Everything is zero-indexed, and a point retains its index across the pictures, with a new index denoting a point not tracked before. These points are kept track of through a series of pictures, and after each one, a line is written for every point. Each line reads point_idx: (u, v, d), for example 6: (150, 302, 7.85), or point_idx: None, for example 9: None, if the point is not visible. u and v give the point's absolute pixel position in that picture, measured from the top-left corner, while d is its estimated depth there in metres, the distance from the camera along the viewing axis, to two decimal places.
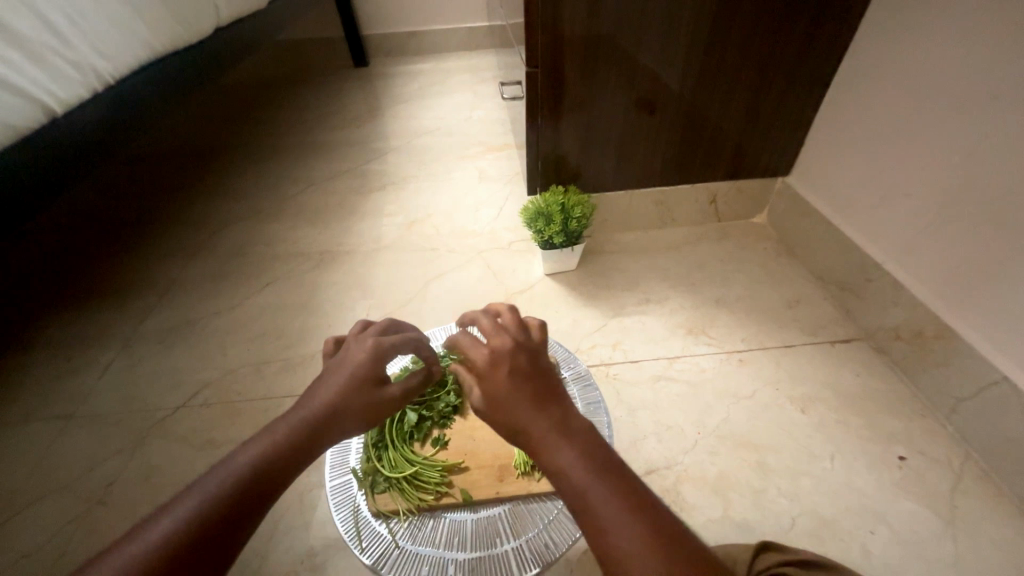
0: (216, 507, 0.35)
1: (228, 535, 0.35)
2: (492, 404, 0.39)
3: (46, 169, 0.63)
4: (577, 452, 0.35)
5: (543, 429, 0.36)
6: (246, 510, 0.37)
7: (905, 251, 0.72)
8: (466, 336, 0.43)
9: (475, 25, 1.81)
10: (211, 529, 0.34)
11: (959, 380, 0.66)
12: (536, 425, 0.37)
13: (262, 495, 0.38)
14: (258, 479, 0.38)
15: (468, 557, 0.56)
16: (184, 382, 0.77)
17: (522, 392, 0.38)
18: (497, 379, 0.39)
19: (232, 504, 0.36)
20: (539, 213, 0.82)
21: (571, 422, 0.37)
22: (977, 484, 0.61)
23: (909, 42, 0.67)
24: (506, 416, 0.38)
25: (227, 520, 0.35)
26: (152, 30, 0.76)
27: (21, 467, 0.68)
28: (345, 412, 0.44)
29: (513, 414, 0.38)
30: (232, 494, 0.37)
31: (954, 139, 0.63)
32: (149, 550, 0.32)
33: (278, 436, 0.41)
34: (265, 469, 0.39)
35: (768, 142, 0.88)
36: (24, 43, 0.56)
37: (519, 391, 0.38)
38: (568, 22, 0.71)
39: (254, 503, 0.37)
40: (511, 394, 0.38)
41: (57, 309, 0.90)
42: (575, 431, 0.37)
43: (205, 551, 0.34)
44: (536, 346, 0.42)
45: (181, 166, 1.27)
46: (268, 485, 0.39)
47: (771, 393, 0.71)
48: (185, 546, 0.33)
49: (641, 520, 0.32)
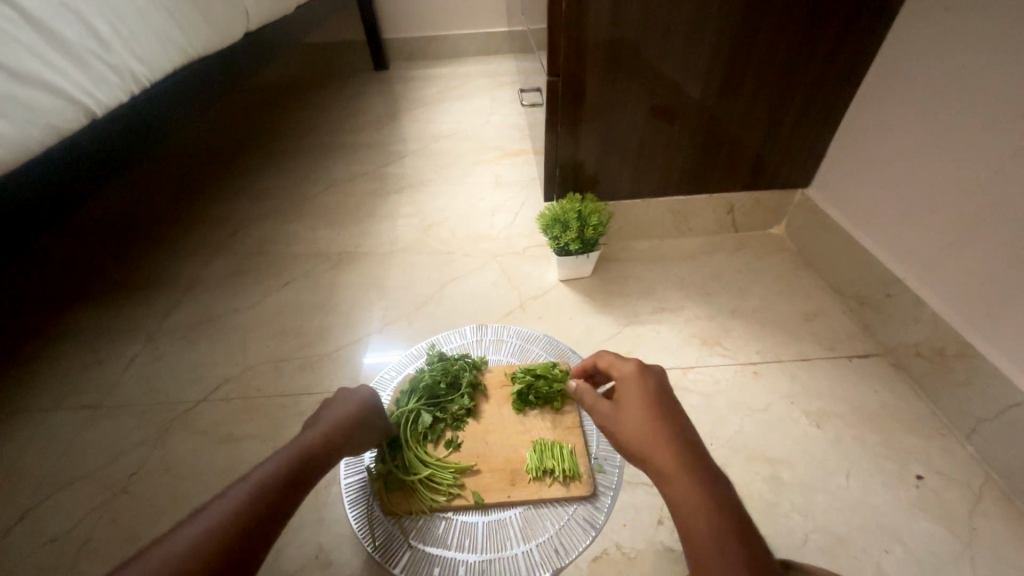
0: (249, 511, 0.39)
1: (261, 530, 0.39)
2: (624, 421, 0.48)
3: (81, 168, 0.65)
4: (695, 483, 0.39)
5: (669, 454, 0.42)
6: (274, 511, 0.41)
7: (928, 265, 0.71)
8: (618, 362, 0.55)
9: (494, 30, 1.82)
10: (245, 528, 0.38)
11: (981, 401, 0.65)
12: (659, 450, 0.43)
13: (287, 498, 0.42)
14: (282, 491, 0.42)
15: (477, 560, 0.57)
16: (206, 376, 0.79)
17: (658, 417, 0.46)
18: (632, 401, 0.48)
19: (263, 509, 0.40)
20: (555, 219, 0.82)
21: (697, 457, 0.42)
22: (996, 506, 0.60)
23: (938, 56, 0.66)
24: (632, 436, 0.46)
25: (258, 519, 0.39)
26: (187, 36, 0.79)
27: (48, 454, 0.71)
28: (355, 430, 0.53)
29: (643, 432, 0.45)
30: (265, 497, 0.41)
31: (979, 157, 0.63)
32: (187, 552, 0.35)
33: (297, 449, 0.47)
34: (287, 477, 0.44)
35: (788, 153, 0.88)
36: (68, 49, 0.58)
37: (650, 414, 0.46)
38: (591, 29, 0.71)
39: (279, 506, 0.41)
40: (644, 416, 0.46)
41: (87, 302, 0.93)
42: (701, 465, 0.41)
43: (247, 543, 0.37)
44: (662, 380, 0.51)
45: (207, 166, 1.31)
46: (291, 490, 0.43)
47: (785, 406, 0.71)
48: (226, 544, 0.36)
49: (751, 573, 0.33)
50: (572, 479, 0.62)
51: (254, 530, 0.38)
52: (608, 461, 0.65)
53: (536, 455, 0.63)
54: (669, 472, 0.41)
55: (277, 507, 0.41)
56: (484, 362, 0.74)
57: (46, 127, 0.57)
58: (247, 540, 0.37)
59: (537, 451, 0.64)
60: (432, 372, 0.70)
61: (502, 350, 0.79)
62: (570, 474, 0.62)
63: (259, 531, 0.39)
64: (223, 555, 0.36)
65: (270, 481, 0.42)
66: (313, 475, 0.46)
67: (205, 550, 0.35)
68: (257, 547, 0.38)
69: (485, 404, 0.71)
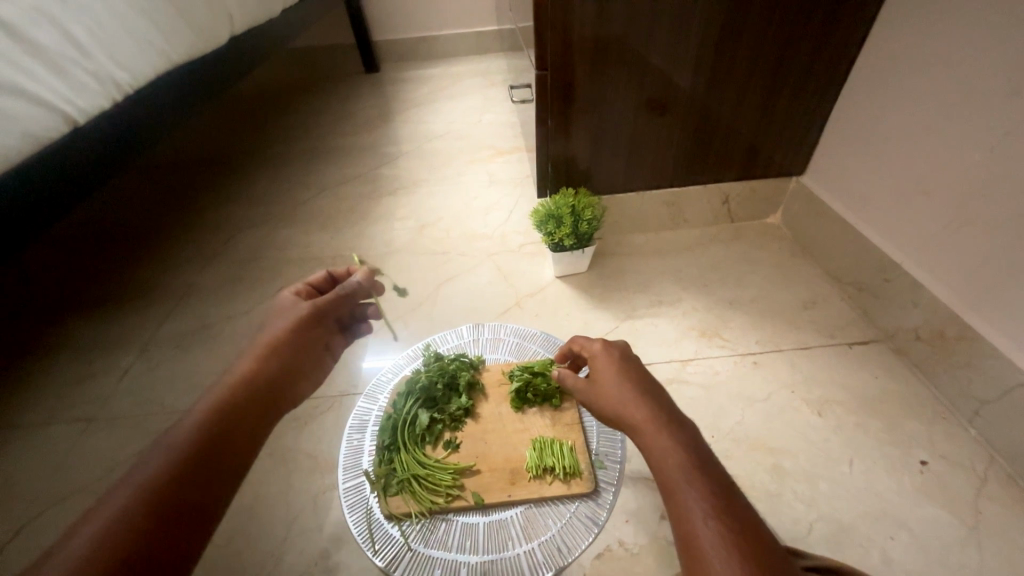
0: (189, 452, 0.38)
1: (204, 476, 0.38)
2: (600, 394, 0.49)
3: (65, 176, 0.64)
4: (669, 435, 0.42)
5: (644, 415, 0.44)
6: (217, 457, 0.40)
7: (926, 248, 0.70)
8: (586, 340, 0.57)
9: (483, 29, 1.82)
10: (185, 478, 0.37)
11: (982, 382, 0.64)
12: (635, 412, 0.45)
13: (229, 440, 0.41)
14: (223, 439, 0.41)
15: (479, 561, 0.56)
16: (201, 385, 0.79)
17: (632, 383, 0.48)
18: (608, 375, 0.50)
19: (203, 454, 0.39)
20: (549, 215, 0.82)
21: (669, 414, 0.44)
22: (1002, 489, 0.60)
23: (929, 38, 0.66)
24: (607, 404, 0.48)
25: (199, 466, 0.38)
26: (168, 40, 0.78)
27: (42, 468, 0.70)
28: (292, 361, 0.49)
29: (616, 397, 0.48)
30: (209, 436, 0.40)
31: (972, 138, 0.62)
32: (141, 493, 0.35)
33: (224, 387, 0.44)
34: (220, 424, 0.41)
35: (779, 142, 0.87)
36: (45, 56, 0.57)
37: (621, 380, 0.49)
38: (576, 25, 0.71)
39: (221, 450, 0.40)
40: (619, 386, 0.48)
41: (79, 314, 0.92)
42: (672, 418, 0.44)
43: (190, 490, 0.37)
44: (630, 349, 0.53)
45: (198, 174, 1.30)
46: (228, 438, 0.41)
47: (786, 396, 0.70)
48: (168, 494, 0.36)
49: (718, 507, 0.37)
50: (572, 476, 0.62)
51: (203, 472, 0.38)
52: (609, 456, 0.65)
53: (536, 454, 0.63)
54: (646, 430, 0.43)
55: (220, 451, 0.40)
56: (481, 362, 0.74)
57: (27, 135, 0.56)
58: (190, 487, 0.37)
59: (537, 449, 0.63)
60: (428, 373, 0.69)
61: (499, 348, 0.79)
62: (570, 471, 0.62)
63: (203, 479, 0.38)
64: (178, 496, 0.36)
65: (209, 417, 0.41)
66: (252, 406, 0.44)
67: (151, 499, 0.35)
68: (203, 488, 0.38)
69: (483, 404, 0.70)
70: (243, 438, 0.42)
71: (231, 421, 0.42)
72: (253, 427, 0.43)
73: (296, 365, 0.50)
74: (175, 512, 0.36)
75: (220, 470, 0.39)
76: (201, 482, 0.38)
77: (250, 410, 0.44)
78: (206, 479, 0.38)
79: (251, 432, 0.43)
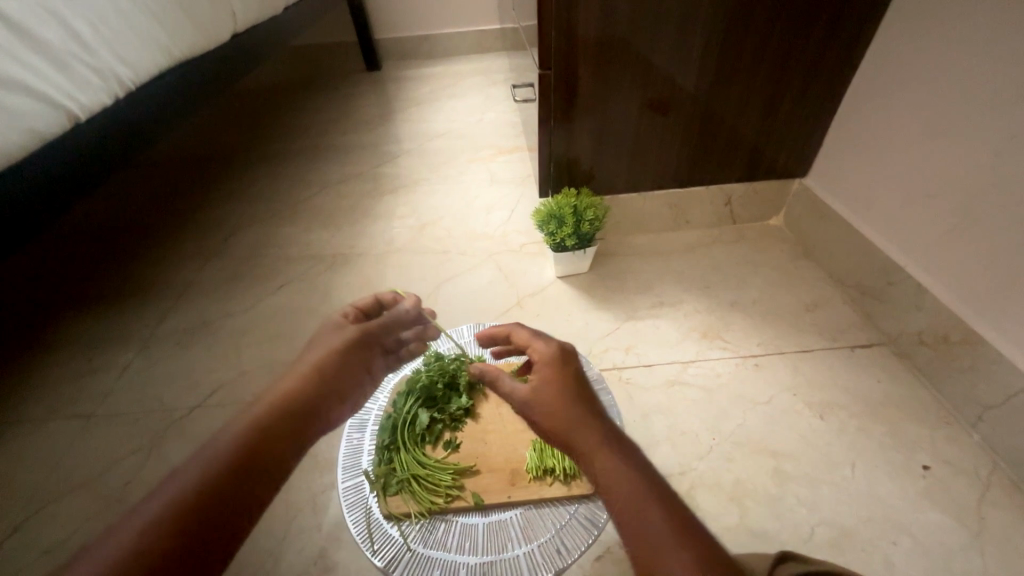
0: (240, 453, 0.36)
1: (248, 484, 0.35)
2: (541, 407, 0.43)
3: (67, 172, 0.64)
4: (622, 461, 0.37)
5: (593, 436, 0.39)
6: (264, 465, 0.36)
7: (930, 252, 0.70)
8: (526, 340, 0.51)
9: (485, 27, 1.81)
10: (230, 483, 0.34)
11: (986, 387, 0.64)
12: (584, 432, 0.40)
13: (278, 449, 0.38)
14: (271, 444, 0.37)
15: (479, 561, 0.55)
16: (200, 382, 0.78)
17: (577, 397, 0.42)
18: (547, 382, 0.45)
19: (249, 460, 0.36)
20: (551, 215, 0.81)
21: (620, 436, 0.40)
22: (1006, 495, 0.59)
23: (935, 40, 0.65)
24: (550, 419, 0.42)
25: (245, 472, 0.35)
26: (171, 37, 0.78)
27: (41, 465, 0.70)
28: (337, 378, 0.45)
29: (561, 411, 0.42)
30: (259, 441, 0.37)
31: (977, 142, 0.62)
32: (181, 495, 0.32)
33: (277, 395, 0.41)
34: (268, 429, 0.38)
35: (783, 144, 0.87)
36: (48, 52, 0.57)
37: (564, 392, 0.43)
38: (581, 25, 0.70)
39: (267, 457, 0.37)
40: (563, 400, 0.42)
41: (80, 310, 0.92)
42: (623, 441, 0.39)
43: (232, 498, 0.34)
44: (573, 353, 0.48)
45: (199, 171, 1.29)
46: (276, 446, 0.38)
47: (788, 398, 0.70)
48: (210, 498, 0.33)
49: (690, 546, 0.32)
50: (572, 477, 0.61)
51: (249, 481, 0.35)
52: None
53: (536, 454, 0.62)
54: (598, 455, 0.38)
55: (266, 459, 0.37)
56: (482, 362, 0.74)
57: (29, 131, 0.56)
58: (232, 495, 0.34)
59: (537, 450, 0.63)
60: (429, 372, 0.69)
61: None
62: (571, 473, 0.61)
63: (247, 487, 0.35)
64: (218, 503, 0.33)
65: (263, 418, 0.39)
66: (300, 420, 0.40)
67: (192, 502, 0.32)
68: (245, 500, 0.34)
69: (483, 405, 0.70)
70: (290, 451, 0.39)
71: (281, 423, 0.39)
72: (302, 436, 0.40)
73: (344, 384, 0.46)
74: (215, 522, 0.32)
75: (266, 478, 0.36)
76: (243, 492, 0.35)
77: (302, 420, 0.40)
78: (249, 487, 0.35)
79: (298, 441, 0.39)
